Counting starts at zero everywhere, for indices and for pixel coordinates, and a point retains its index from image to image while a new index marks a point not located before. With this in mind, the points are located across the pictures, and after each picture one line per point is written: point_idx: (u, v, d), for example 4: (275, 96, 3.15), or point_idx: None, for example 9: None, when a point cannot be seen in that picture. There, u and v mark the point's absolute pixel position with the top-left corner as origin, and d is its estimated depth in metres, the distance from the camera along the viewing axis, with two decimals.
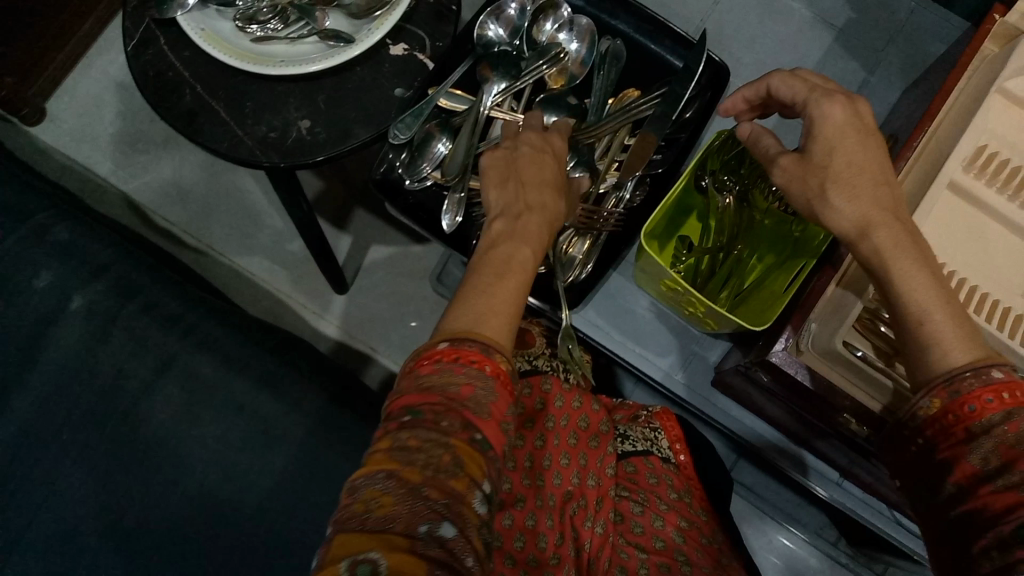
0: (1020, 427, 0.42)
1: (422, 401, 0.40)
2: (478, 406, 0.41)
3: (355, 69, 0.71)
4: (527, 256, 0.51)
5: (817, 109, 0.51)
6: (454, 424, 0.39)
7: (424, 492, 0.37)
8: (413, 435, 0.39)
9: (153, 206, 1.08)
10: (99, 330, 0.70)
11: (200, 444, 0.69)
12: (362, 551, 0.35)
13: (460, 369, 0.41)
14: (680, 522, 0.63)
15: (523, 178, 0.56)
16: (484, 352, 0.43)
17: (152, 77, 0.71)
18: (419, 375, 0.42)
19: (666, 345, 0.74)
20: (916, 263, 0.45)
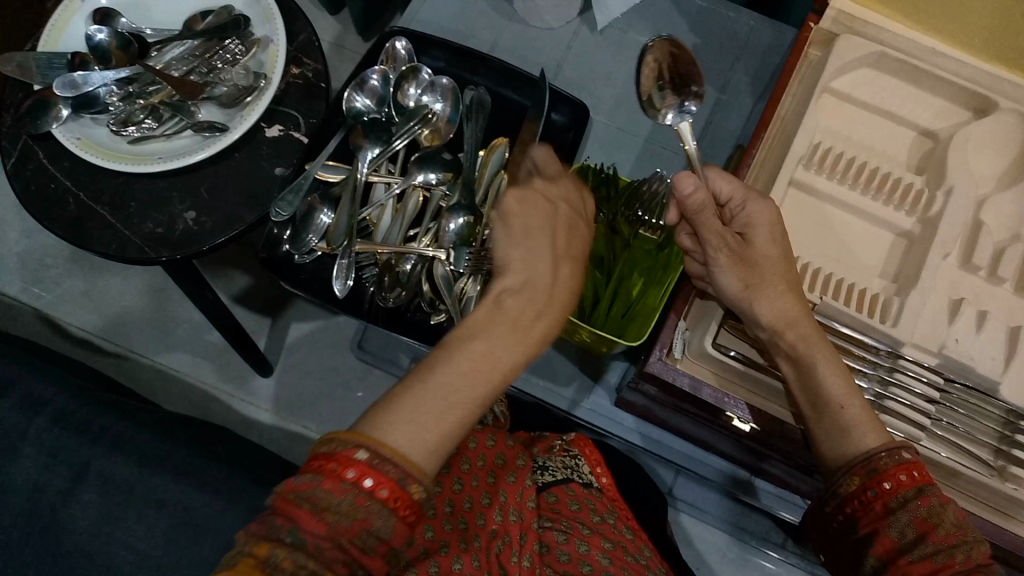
0: (932, 502, 0.47)
1: (310, 524, 0.38)
2: (367, 544, 0.39)
3: (234, 155, 0.74)
4: (506, 354, 0.46)
5: (743, 205, 0.53)
6: (337, 561, 0.38)
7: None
8: (290, 559, 0.36)
9: (67, 318, 1.07)
10: (9, 447, 0.70)
11: (125, 546, 0.68)
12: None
13: (362, 500, 0.39)
14: (604, 544, 0.62)
15: (557, 230, 0.52)
16: (400, 483, 0.40)
17: (34, 190, 0.71)
18: (319, 484, 0.39)
19: (569, 374, 0.77)
20: (830, 356, 0.51)
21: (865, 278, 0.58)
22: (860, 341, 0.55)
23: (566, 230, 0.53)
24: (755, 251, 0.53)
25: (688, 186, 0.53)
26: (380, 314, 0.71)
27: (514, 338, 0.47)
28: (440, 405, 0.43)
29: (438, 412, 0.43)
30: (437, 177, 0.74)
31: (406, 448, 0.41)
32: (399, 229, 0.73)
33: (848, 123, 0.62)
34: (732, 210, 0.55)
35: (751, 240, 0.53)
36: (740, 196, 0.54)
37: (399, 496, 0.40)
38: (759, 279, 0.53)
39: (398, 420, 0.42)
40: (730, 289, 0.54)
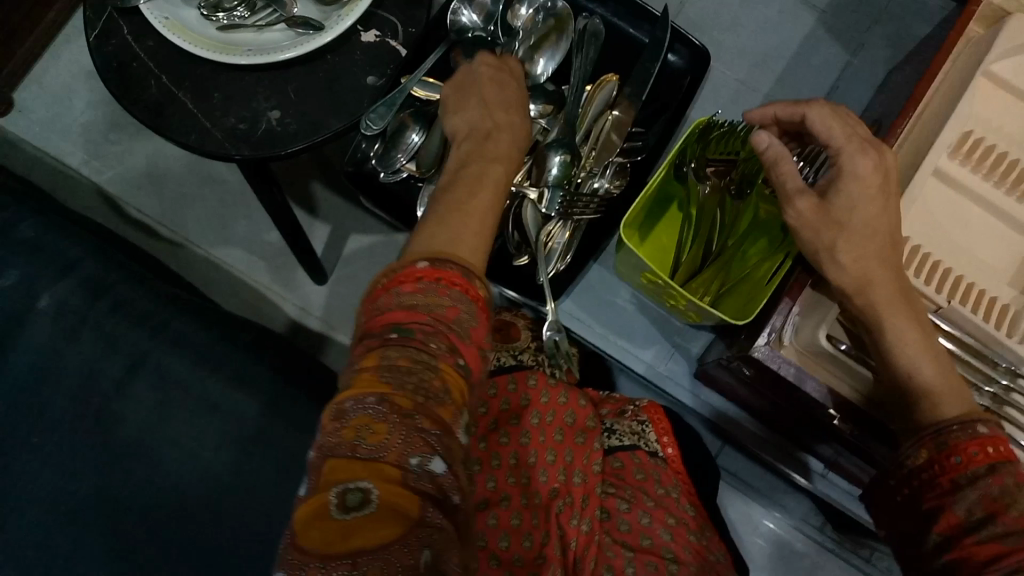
0: (1006, 481, 0.42)
1: (409, 319, 0.40)
2: (463, 330, 0.41)
3: (325, 57, 0.69)
4: (498, 172, 0.54)
5: (847, 162, 0.50)
6: (442, 347, 0.40)
7: (417, 423, 0.37)
8: (404, 355, 0.38)
9: (126, 197, 1.06)
10: (67, 330, 0.68)
11: (174, 443, 0.67)
12: (353, 481, 0.35)
13: (443, 292, 0.42)
14: (667, 519, 0.61)
15: (485, 98, 0.59)
16: (465, 275, 0.43)
17: (115, 68, 0.68)
18: (400, 290, 0.41)
19: (650, 338, 0.78)
20: (913, 320, 0.47)
21: (995, 285, 0.54)
22: (982, 352, 0.51)
23: (498, 85, 0.60)
24: (837, 209, 0.50)
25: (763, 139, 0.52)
26: None
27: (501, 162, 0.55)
28: (438, 220, 0.48)
29: (469, 227, 0.48)
30: (538, 109, 0.69)
31: (452, 249, 0.45)
32: None
33: (1003, 110, 0.56)
34: (835, 165, 0.51)
35: (830, 201, 0.50)
36: (840, 146, 0.51)
37: (470, 287, 0.43)
38: (833, 240, 0.49)
39: (446, 241, 0.46)
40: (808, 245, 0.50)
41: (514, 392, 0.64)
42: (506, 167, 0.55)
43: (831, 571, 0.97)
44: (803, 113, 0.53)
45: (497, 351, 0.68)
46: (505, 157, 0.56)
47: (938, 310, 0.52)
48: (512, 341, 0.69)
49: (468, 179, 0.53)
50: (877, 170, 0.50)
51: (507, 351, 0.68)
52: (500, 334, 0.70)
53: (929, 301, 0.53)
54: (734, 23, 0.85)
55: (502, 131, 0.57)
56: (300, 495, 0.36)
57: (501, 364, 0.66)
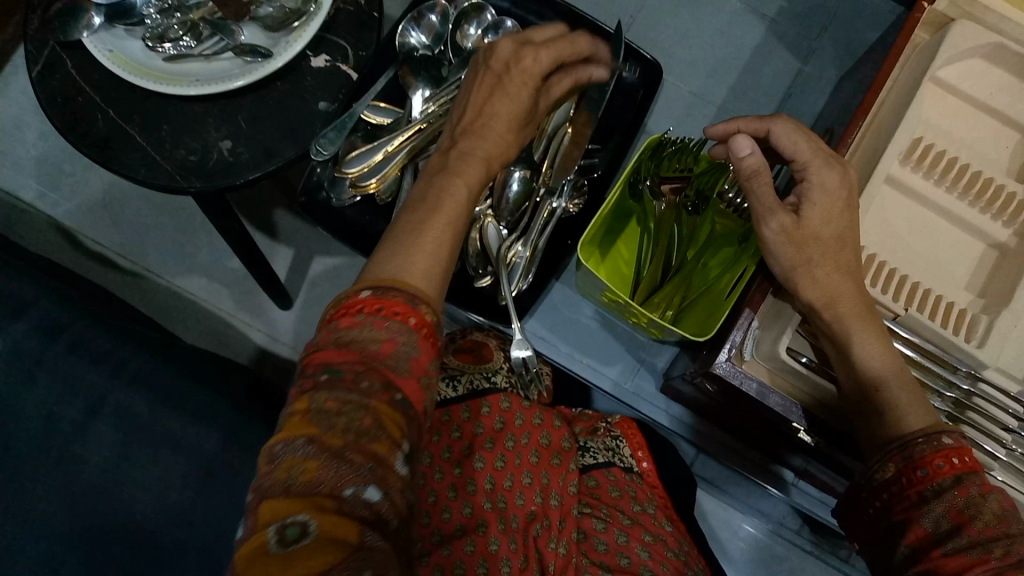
0: (970, 493, 0.43)
1: (340, 357, 0.39)
2: (399, 366, 0.40)
3: (275, 84, 0.68)
4: (459, 191, 0.50)
5: (813, 175, 0.50)
6: (375, 384, 0.38)
7: (345, 466, 0.36)
8: (333, 397, 0.38)
9: (83, 229, 1.04)
10: (24, 371, 0.66)
11: (137, 485, 0.65)
12: (288, 516, 0.34)
13: (380, 324, 0.41)
14: (644, 537, 0.62)
15: (484, 106, 0.54)
16: (409, 303, 0.42)
17: (59, 103, 0.67)
18: (338, 328, 0.41)
19: (615, 355, 0.80)
20: (882, 338, 0.48)
21: (951, 289, 0.55)
22: (943, 359, 0.52)
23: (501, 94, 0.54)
24: (808, 224, 0.50)
25: (742, 145, 0.51)
26: None
27: (457, 180, 0.51)
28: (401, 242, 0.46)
29: (428, 246, 0.46)
30: None
31: (408, 276, 0.43)
32: None
33: (952, 115, 0.57)
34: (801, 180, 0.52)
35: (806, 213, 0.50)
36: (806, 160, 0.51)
37: (413, 315, 0.41)
38: (810, 256, 0.50)
39: (401, 253, 0.45)
40: (780, 261, 0.51)
41: (489, 416, 0.64)
42: (468, 185, 0.51)
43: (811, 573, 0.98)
44: (768, 127, 0.53)
45: (469, 374, 0.67)
46: (463, 174, 0.51)
47: (895, 318, 0.53)
48: (484, 363, 0.68)
49: (436, 195, 0.49)
50: (843, 185, 0.50)
51: (479, 372, 0.67)
52: (471, 356, 0.70)
53: (886, 309, 0.53)
54: (684, 37, 0.85)
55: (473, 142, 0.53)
56: (239, 537, 0.36)
57: (473, 387, 0.65)
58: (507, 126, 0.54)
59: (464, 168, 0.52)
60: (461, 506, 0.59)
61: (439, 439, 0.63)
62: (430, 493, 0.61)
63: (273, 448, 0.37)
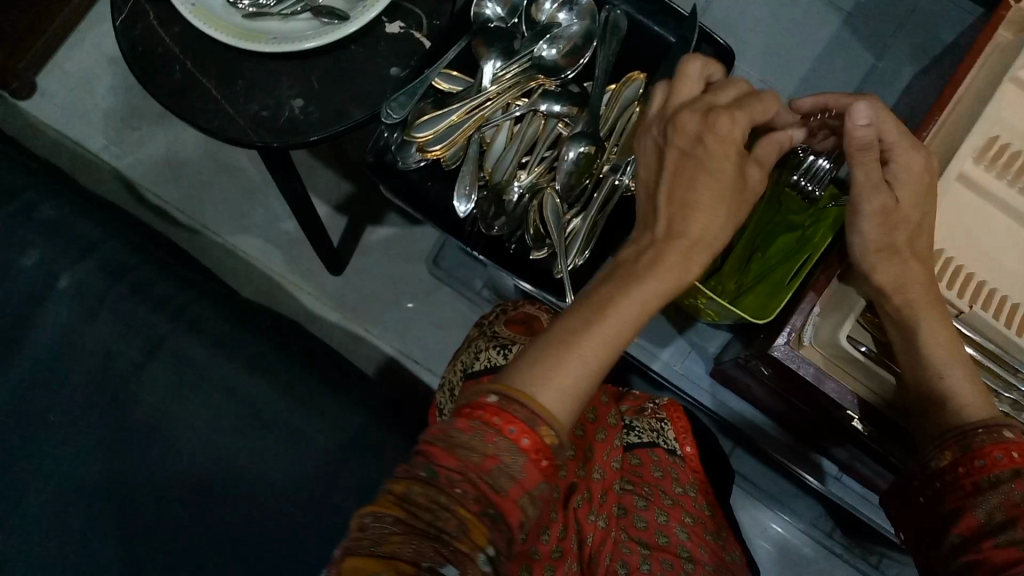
0: None
1: (444, 459, 0.38)
2: (497, 481, 0.38)
3: (350, 47, 0.69)
4: (647, 296, 0.43)
5: (896, 157, 0.50)
6: (468, 493, 0.37)
7: (423, 551, 0.36)
8: (425, 493, 0.37)
9: (145, 182, 1.06)
10: (88, 310, 0.68)
11: (190, 428, 0.67)
12: (373, 575, 0.36)
13: (491, 437, 0.38)
14: (685, 518, 0.63)
15: (672, 183, 0.46)
16: (530, 422, 0.39)
17: (141, 52, 0.69)
18: (453, 425, 0.39)
19: (667, 337, 0.79)
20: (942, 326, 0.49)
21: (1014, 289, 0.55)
22: (1003, 360, 0.51)
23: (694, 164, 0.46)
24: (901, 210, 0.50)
25: (857, 111, 0.48)
26: (479, 240, 0.70)
27: (636, 280, 0.44)
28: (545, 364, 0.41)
29: (577, 372, 0.41)
30: (562, 109, 0.70)
31: (539, 392, 0.40)
32: (513, 155, 0.70)
33: None
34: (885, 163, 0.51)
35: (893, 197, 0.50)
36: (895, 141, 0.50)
37: (528, 437, 0.39)
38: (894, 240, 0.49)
39: (549, 369, 0.41)
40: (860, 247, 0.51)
41: None
42: (655, 290, 0.43)
43: None
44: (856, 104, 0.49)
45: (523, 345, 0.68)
46: (651, 277, 0.44)
47: (959, 316, 0.53)
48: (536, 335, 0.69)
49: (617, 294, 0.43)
50: (923, 169, 0.50)
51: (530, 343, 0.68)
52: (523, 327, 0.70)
53: (952, 305, 0.53)
54: (758, 23, 0.86)
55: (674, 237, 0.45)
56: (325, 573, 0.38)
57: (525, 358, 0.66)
58: (716, 206, 0.45)
59: (653, 265, 0.44)
60: None
61: None
62: None
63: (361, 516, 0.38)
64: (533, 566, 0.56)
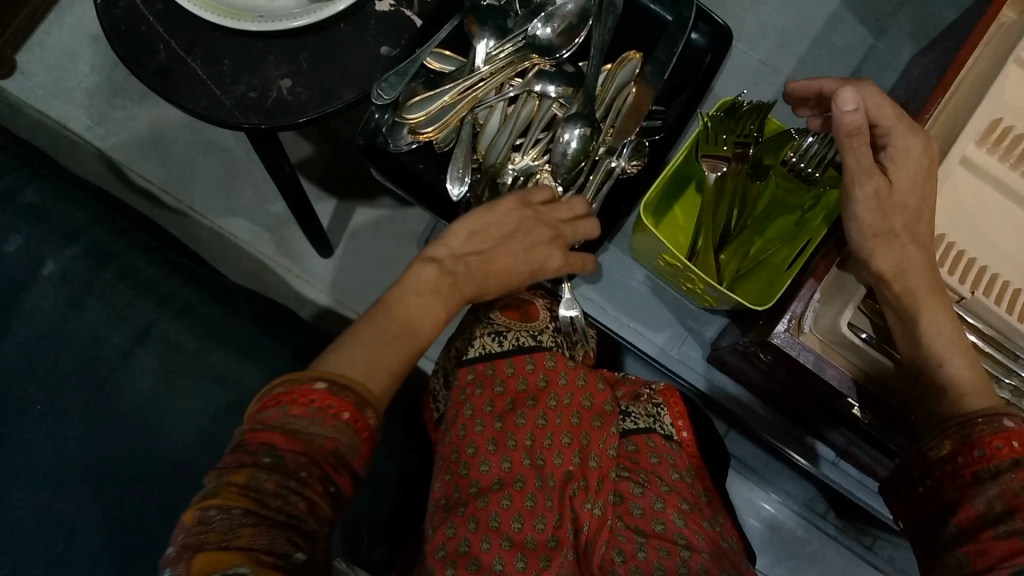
0: None
1: (285, 443, 0.44)
2: (339, 458, 0.46)
3: (339, 26, 0.67)
4: (426, 324, 0.55)
5: (896, 141, 0.50)
6: (312, 475, 0.44)
7: (281, 535, 0.41)
8: (272, 479, 0.43)
9: (129, 163, 1.04)
10: (73, 297, 0.67)
11: (180, 417, 0.66)
12: (229, 566, 0.40)
13: (328, 421, 0.46)
14: (681, 505, 0.62)
15: (497, 243, 0.59)
16: (358, 407, 0.48)
17: (123, 30, 0.67)
18: (287, 411, 0.46)
19: (663, 322, 0.79)
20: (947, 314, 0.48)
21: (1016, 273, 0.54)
22: (1005, 346, 0.50)
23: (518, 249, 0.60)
24: (897, 192, 0.49)
25: (845, 99, 0.46)
26: None
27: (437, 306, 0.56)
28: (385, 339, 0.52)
29: (382, 369, 0.51)
30: (557, 90, 0.68)
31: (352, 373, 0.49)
32: (507, 137, 0.68)
33: None
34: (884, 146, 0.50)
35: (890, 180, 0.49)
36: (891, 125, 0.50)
37: (358, 418, 0.48)
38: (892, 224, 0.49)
39: (356, 360, 0.50)
40: (857, 233, 0.50)
41: (533, 373, 0.64)
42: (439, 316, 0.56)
43: (831, 558, 0.97)
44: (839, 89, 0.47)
45: (517, 330, 0.67)
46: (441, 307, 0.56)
47: (961, 301, 0.52)
48: (531, 321, 0.68)
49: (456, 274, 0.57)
50: (922, 154, 0.49)
51: (525, 330, 0.67)
52: (518, 312, 0.69)
53: (952, 291, 0.53)
54: (756, 2, 0.84)
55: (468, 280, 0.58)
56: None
57: (520, 344, 0.66)
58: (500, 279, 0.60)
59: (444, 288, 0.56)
60: (500, 461, 0.60)
61: (482, 394, 0.64)
62: (469, 445, 0.62)
63: (204, 511, 0.41)
64: (531, 555, 0.57)
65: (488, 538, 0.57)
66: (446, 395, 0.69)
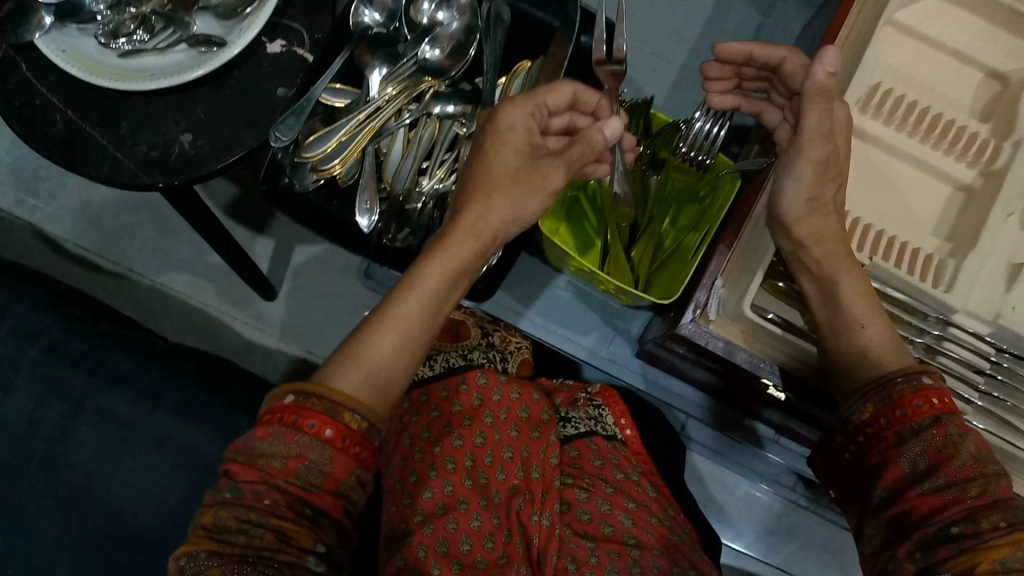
0: (949, 432, 0.44)
1: (246, 475, 0.42)
2: (306, 477, 0.43)
3: (233, 73, 0.67)
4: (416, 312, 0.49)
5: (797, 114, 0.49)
6: (276, 503, 0.42)
7: (248, 570, 0.40)
8: (233, 516, 0.41)
9: (62, 233, 1.04)
10: (3, 380, 0.66)
11: (127, 485, 0.65)
12: None
13: (291, 437, 0.43)
14: (627, 504, 0.62)
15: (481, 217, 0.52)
16: (329, 412, 0.44)
17: (17, 106, 0.66)
18: (253, 436, 0.44)
19: (590, 326, 0.84)
20: (854, 278, 0.48)
21: (918, 236, 0.54)
22: (912, 307, 0.51)
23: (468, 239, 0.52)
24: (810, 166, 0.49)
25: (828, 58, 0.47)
26: (388, 254, 0.72)
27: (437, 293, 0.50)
28: (364, 366, 0.46)
29: (375, 356, 0.47)
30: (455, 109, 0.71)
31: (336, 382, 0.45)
32: (411, 162, 0.71)
33: (914, 60, 0.56)
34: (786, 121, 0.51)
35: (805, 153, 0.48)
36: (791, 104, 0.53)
37: (329, 427, 0.44)
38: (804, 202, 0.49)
39: (339, 366, 0.46)
40: None
41: (468, 392, 0.64)
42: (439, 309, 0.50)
43: (811, 527, 0.98)
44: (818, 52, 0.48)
45: (449, 351, 0.68)
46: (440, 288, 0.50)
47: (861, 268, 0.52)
48: (461, 340, 0.70)
49: (481, 213, 0.53)
50: (823, 125, 0.48)
51: (455, 351, 0.68)
52: (449, 334, 0.71)
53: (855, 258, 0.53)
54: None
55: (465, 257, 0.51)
56: None
57: (450, 365, 0.66)
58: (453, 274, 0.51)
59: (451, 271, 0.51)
60: (442, 485, 0.59)
61: (418, 421, 0.64)
62: (411, 474, 0.60)
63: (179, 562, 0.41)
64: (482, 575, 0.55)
65: (439, 565, 0.55)
66: None
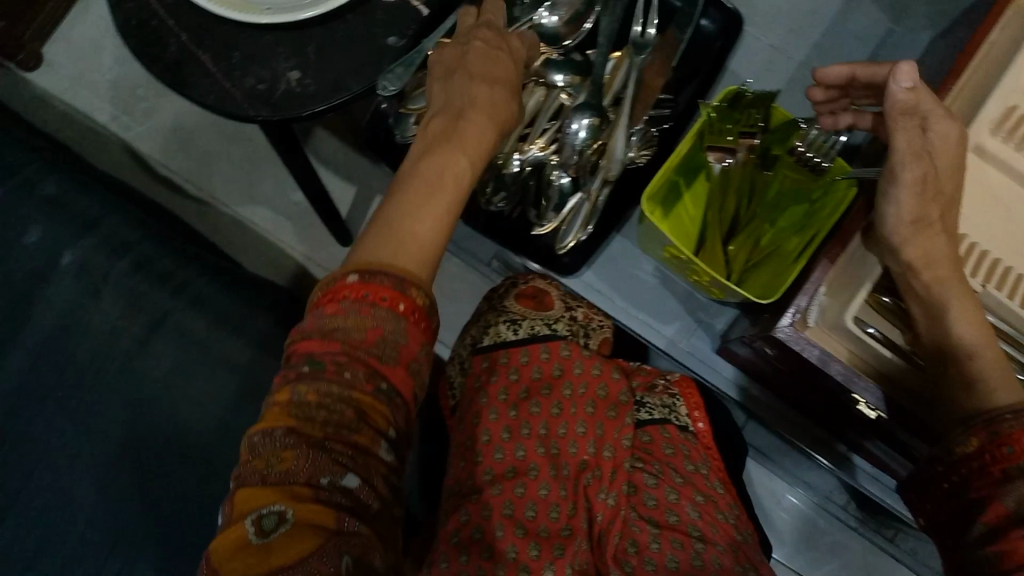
0: None
1: (323, 348, 0.42)
2: (385, 350, 0.42)
3: (344, 18, 0.67)
4: (462, 164, 0.48)
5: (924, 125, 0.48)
6: (357, 375, 0.41)
7: (322, 453, 0.39)
8: (314, 390, 0.40)
9: (153, 155, 1.06)
10: (91, 287, 0.68)
11: (194, 404, 0.66)
12: (266, 505, 0.38)
13: (365, 311, 0.42)
14: (696, 497, 0.61)
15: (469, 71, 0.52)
16: (397, 287, 0.43)
17: (135, 26, 0.67)
18: (323, 315, 0.43)
19: (671, 316, 0.87)
20: (968, 303, 0.47)
21: None
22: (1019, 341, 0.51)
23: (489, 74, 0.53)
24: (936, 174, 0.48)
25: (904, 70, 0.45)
26: (480, 215, 0.75)
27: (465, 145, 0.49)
28: (403, 236, 0.45)
29: (422, 233, 0.46)
30: None
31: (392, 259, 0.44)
32: None
33: None
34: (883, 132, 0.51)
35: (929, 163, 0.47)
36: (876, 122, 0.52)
37: (401, 300, 0.43)
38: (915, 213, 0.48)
39: (383, 242, 0.45)
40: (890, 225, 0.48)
41: (548, 361, 0.64)
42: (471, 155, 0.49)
43: (853, 549, 0.96)
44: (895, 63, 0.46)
45: (533, 320, 0.67)
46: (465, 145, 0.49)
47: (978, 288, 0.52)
48: (546, 310, 0.69)
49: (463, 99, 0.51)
50: (957, 142, 0.47)
51: (540, 319, 0.67)
52: (534, 302, 0.70)
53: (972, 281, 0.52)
54: None
55: (475, 112, 0.50)
56: (221, 524, 0.40)
57: (534, 333, 0.66)
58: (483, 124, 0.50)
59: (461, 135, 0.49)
60: (515, 450, 0.60)
61: (497, 381, 0.64)
62: (484, 433, 0.61)
63: (254, 437, 0.41)
64: (543, 543, 0.57)
65: (502, 526, 0.57)
66: (460, 385, 0.69)
